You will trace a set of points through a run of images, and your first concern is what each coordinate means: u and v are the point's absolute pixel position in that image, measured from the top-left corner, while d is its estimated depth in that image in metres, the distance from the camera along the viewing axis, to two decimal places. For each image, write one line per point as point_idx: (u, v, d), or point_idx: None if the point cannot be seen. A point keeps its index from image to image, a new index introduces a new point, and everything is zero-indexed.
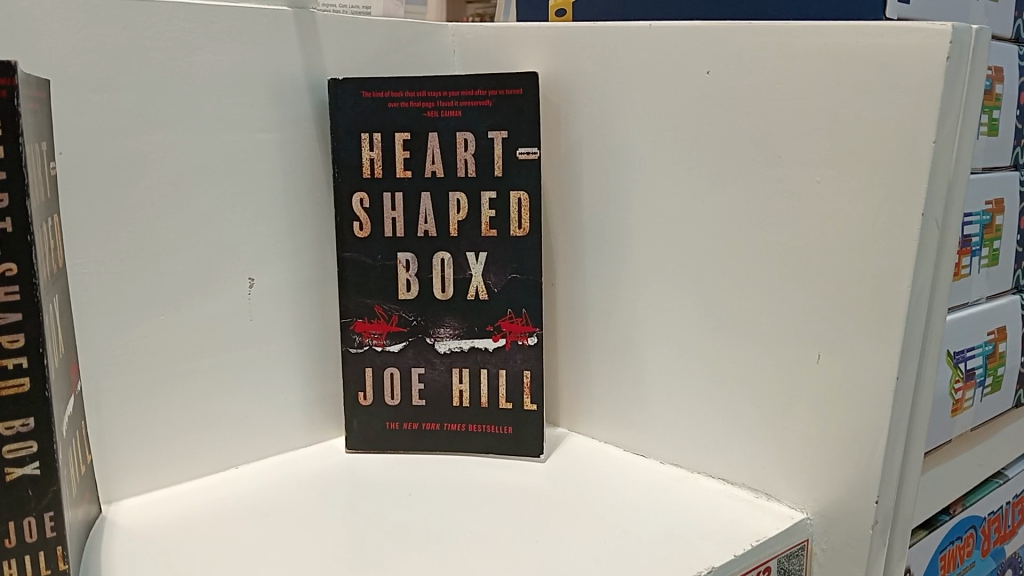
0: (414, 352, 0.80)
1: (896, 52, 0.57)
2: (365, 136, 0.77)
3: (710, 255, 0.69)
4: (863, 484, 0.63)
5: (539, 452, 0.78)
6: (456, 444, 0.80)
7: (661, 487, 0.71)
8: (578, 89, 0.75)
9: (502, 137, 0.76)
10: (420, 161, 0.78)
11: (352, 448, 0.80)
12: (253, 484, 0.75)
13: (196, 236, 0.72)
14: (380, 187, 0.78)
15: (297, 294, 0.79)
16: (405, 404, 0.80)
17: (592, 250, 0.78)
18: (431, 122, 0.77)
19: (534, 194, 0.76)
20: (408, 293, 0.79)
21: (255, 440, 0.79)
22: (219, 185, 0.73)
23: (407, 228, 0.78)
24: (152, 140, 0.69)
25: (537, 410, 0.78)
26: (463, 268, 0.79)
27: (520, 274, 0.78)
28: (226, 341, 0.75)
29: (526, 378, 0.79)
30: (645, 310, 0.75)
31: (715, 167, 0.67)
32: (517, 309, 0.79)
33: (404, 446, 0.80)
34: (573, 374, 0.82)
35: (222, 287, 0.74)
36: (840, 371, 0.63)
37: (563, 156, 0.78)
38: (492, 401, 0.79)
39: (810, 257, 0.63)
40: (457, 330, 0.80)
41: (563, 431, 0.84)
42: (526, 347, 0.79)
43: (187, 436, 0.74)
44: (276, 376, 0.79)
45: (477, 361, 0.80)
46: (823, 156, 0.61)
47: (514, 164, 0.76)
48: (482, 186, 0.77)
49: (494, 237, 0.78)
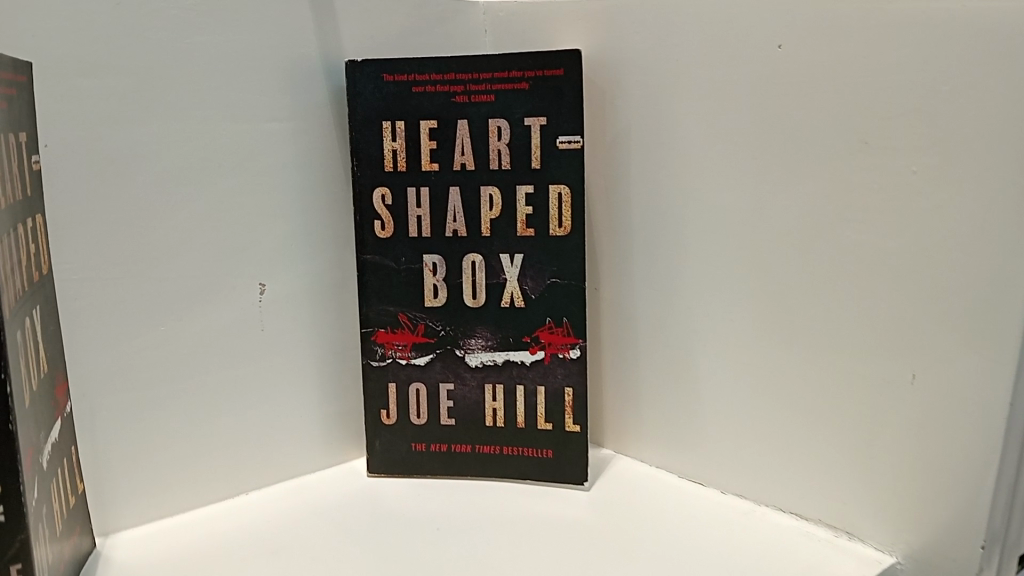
0: (442, 366, 0.72)
1: (1014, 16, 0.48)
2: (386, 125, 0.68)
3: (782, 258, 0.60)
4: (967, 527, 0.54)
5: (582, 479, 0.69)
6: (490, 469, 0.71)
7: (724, 522, 0.63)
8: (627, 70, 0.66)
9: (540, 124, 0.67)
10: (447, 152, 0.68)
11: (374, 472, 0.72)
12: (265, 513, 0.68)
13: (199, 237, 0.65)
14: (403, 182, 0.69)
15: (314, 302, 0.72)
16: (432, 424, 0.72)
17: (643, 252, 0.69)
18: (460, 108, 0.68)
19: (576, 188, 0.67)
20: (435, 301, 0.71)
21: (268, 462, 0.72)
22: (224, 181, 0.65)
23: (434, 229, 0.69)
24: (150, 131, 0.62)
25: (580, 432, 0.70)
26: (496, 272, 0.70)
27: (561, 279, 0.69)
28: (234, 354, 0.68)
29: (568, 396, 0.70)
30: (705, 321, 0.66)
31: (788, 156, 0.58)
32: (557, 318, 0.70)
33: (432, 471, 0.72)
34: (621, 390, 0.73)
35: (229, 294, 0.67)
36: (939, 393, 0.54)
37: (610, 146, 0.69)
38: (530, 422, 0.71)
39: (905, 259, 0.54)
40: (490, 342, 0.71)
41: (609, 453, 0.75)
42: (567, 361, 0.70)
43: (192, 460, 0.68)
44: (291, 391, 0.72)
45: (512, 376, 0.71)
46: (920, 140, 0.52)
47: (553, 155, 0.67)
48: (517, 180, 0.68)
49: (530, 237, 0.69)
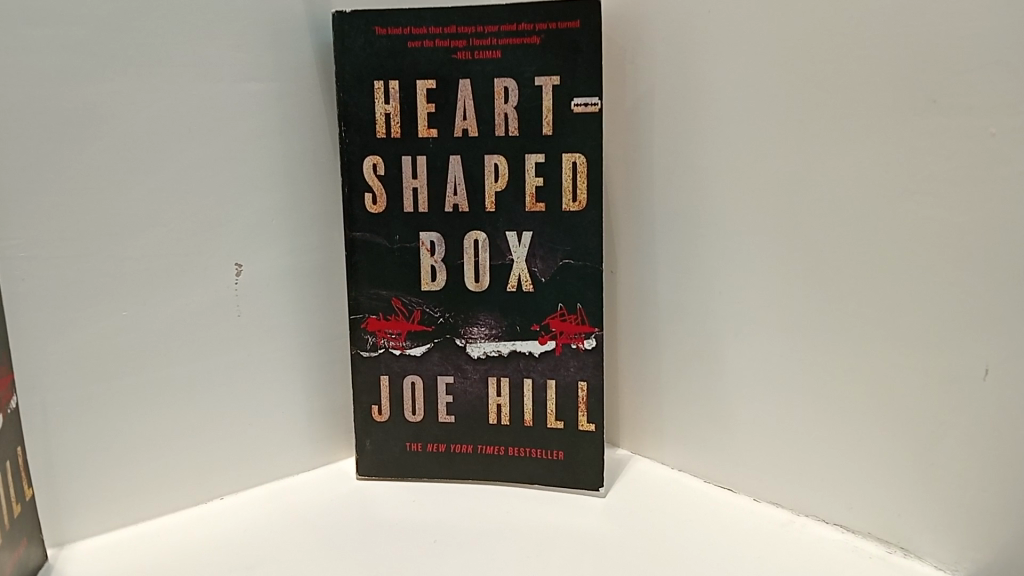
0: (441, 357, 0.64)
1: None
2: (379, 86, 0.60)
3: (829, 236, 0.53)
4: None
5: (598, 485, 0.62)
6: (494, 472, 0.64)
7: (758, 534, 0.56)
8: (650, 24, 0.59)
9: (552, 84, 0.59)
10: (448, 116, 0.61)
11: (364, 474, 0.65)
12: (243, 521, 0.60)
13: (166, 211, 0.58)
14: (398, 150, 0.61)
15: (297, 285, 0.64)
16: (430, 422, 0.65)
17: (667, 229, 0.61)
18: (462, 66, 0.60)
19: (593, 157, 0.59)
20: (433, 284, 0.63)
21: (247, 463, 0.64)
22: (196, 146, 0.58)
23: (432, 203, 0.62)
24: (111, 88, 0.54)
25: (595, 432, 0.62)
26: (502, 252, 0.62)
27: (575, 259, 0.61)
28: (207, 342, 0.61)
29: (582, 392, 0.63)
30: (737, 308, 0.58)
31: (838, 118, 0.51)
32: (570, 304, 0.62)
33: (428, 473, 0.65)
34: (640, 385, 0.66)
35: (201, 275, 0.60)
36: (1016, 390, 0.47)
37: (630, 110, 0.61)
38: (538, 420, 0.64)
39: (978, 236, 0.47)
40: (494, 330, 0.63)
41: (625, 454, 0.68)
42: (581, 352, 0.62)
43: (161, 461, 0.60)
44: (272, 385, 0.64)
45: (519, 369, 0.64)
46: (998, 97, 0.45)
47: (567, 119, 0.59)
48: (526, 147, 0.60)
49: (541, 212, 0.61)
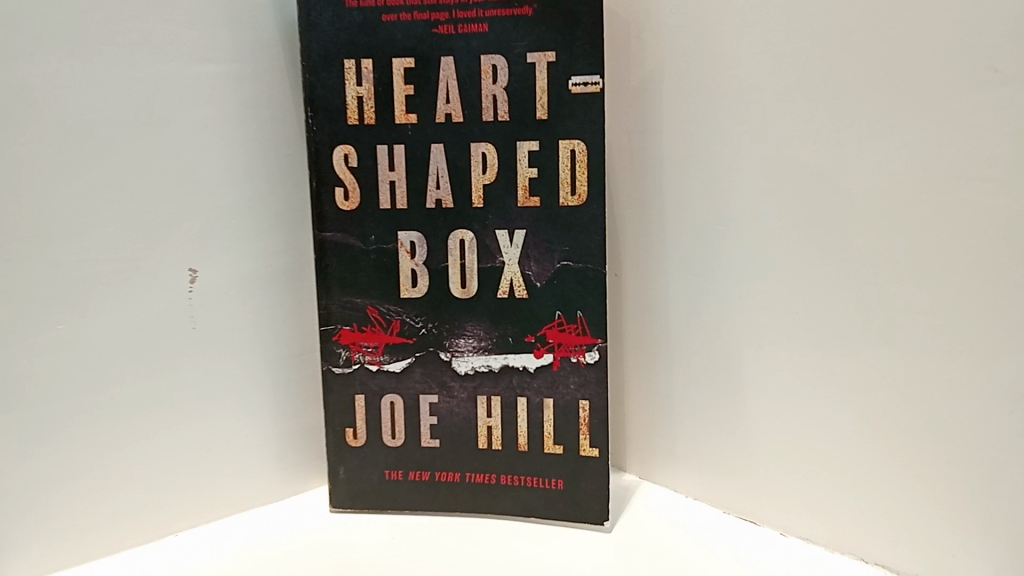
0: (423, 373, 0.57)
1: None
2: (350, 66, 0.53)
3: (869, 231, 0.46)
4: None
5: (602, 518, 0.55)
6: (484, 503, 0.57)
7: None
8: None
9: (546, 61, 0.52)
10: (428, 99, 0.53)
11: (338, 507, 0.58)
12: (198, 562, 0.53)
13: (108, 209, 0.50)
14: (372, 139, 0.54)
15: (261, 293, 0.57)
16: (411, 447, 0.57)
17: (678, 226, 0.54)
18: (444, 42, 0.53)
19: (593, 144, 0.52)
20: (414, 291, 0.56)
21: (207, 495, 0.57)
22: (142, 135, 0.51)
23: (412, 198, 0.55)
24: (40, 68, 0.47)
25: (599, 458, 0.55)
26: (491, 254, 0.55)
27: (574, 261, 0.54)
28: (158, 359, 0.53)
29: (583, 413, 0.55)
30: (760, 316, 0.51)
31: (879, 93, 0.44)
32: (569, 312, 0.55)
33: (410, 505, 0.57)
34: (649, 402, 0.59)
35: (150, 282, 0.52)
36: None
37: (635, 92, 0.54)
38: (534, 444, 0.56)
39: None
40: (483, 342, 0.56)
41: (632, 480, 0.61)
42: (582, 366, 0.55)
43: (105, 494, 0.53)
44: (234, 406, 0.57)
45: (512, 386, 0.56)
46: None
47: (564, 101, 0.52)
48: (518, 134, 0.53)
49: (534, 207, 0.54)
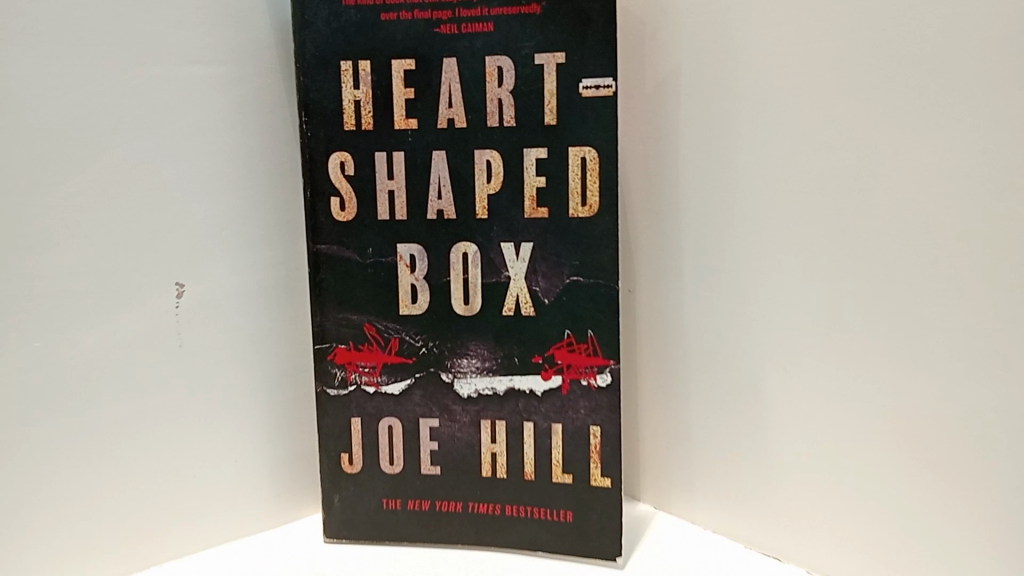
0: (423, 395, 0.53)
1: None
2: (347, 68, 0.50)
3: (906, 244, 0.42)
4: None
5: (615, 553, 0.51)
6: (488, 535, 0.53)
7: None
8: None
9: (555, 62, 0.49)
10: (429, 103, 0.50)
11: (333, 537, 0.54)
12: None
13: (90, 220, 0.47)
14: (370, 145, 0.51)
15: (253, 309, 0.54)
16: (411, 474, 0.54)
17: (696, 239, 0.51)
18: (446, 43, 0.49)
19: (605, 150, 0.49)
20: (414, 307, 0.52)
21: (194, 523, 0.53)
22: (125, 142, 0.48)
23: (412, 209, 0.51)
24: (17, 70, 0.44)
25: (611, 489, 0.51)
26: (496, 269, 0.51)
27: (584, 276, 0.50)
28: (142, 378, 0.50)
29: (594, 439, 0.52)
30: (786, 335, 0.48)
31: (916, 96, 0.41)
32: (579, 331, 0.51)
33: (409, 536, 0.54)
34: (664, 427, 0.55)
35: (134, 298, 0.49)
36: None
37: (650, 95, 0.51)
38: (541, 472, 0.53)
39: None
40: (487, 363, 0.53)
41: (647, 510, 0.57)
42: (592, 390, 0.51)
43: (84, 523, 0.50)
44: (224, 429, 0.54)
45: (518, 410, 0.53)
46: None
47: (575, 105, 0.49)
48: (525, 140, 0.50)
49: (542, 219, 0.50)
